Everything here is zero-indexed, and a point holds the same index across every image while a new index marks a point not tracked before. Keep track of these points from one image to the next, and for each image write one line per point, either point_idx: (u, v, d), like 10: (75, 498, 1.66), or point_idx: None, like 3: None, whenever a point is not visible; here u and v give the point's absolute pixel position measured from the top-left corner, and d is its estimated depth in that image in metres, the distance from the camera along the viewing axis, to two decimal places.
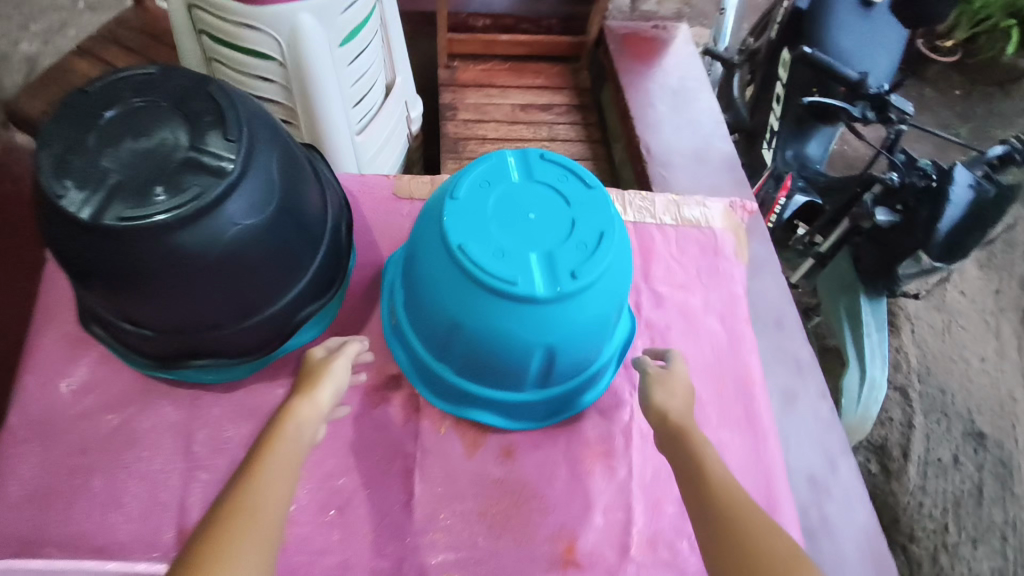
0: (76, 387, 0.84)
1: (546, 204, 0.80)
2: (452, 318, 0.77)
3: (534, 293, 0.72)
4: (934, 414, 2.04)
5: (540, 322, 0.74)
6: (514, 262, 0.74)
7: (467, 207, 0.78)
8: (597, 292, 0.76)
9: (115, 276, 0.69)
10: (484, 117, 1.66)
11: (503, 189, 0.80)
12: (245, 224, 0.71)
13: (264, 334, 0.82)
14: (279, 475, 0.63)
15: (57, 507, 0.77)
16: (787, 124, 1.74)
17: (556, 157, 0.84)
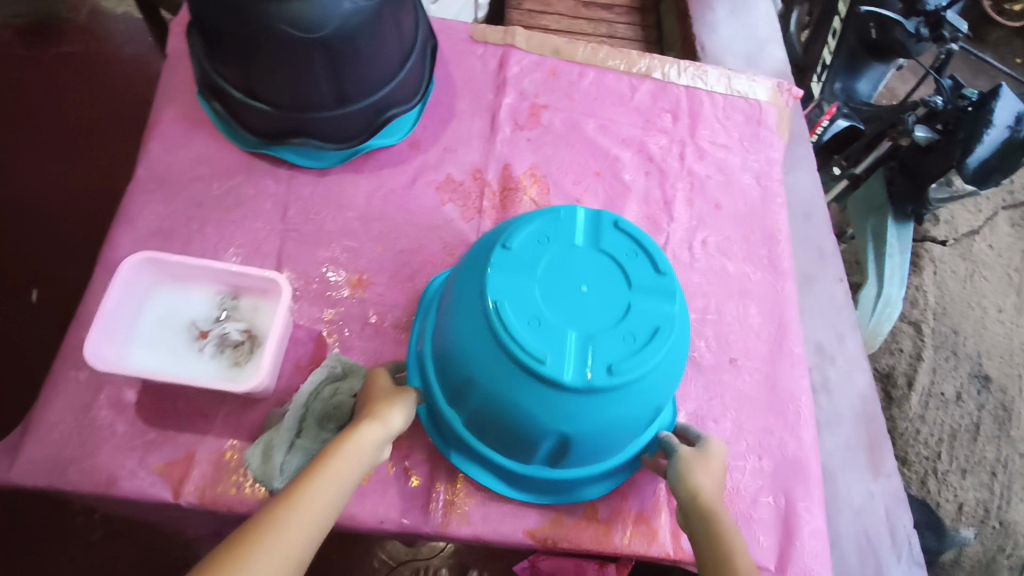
0: (192, 157, 0.96)
1: (605, 279, 0.69)
2: (472, 377, 0.70)
3: (562, 380, 0.64)
4: (943, 351, 1.97)
5: (561, 410, 0.67)
6: (549, 337, 0.65)
7: (516, 262, 0.69)
8: (631, 392, 0.68)
9: (248, 41, 0.82)
10: (547, 9, 1.73)
11: (563, 251, 0.70)
12: (359, 7, 0.81)
13: (358, 125, 0.95)
14: (297, 522, 0.56)
15: (177, 244, 0.91)
16: (840, 57, 1.78)
17: (630, 226, 0.73)
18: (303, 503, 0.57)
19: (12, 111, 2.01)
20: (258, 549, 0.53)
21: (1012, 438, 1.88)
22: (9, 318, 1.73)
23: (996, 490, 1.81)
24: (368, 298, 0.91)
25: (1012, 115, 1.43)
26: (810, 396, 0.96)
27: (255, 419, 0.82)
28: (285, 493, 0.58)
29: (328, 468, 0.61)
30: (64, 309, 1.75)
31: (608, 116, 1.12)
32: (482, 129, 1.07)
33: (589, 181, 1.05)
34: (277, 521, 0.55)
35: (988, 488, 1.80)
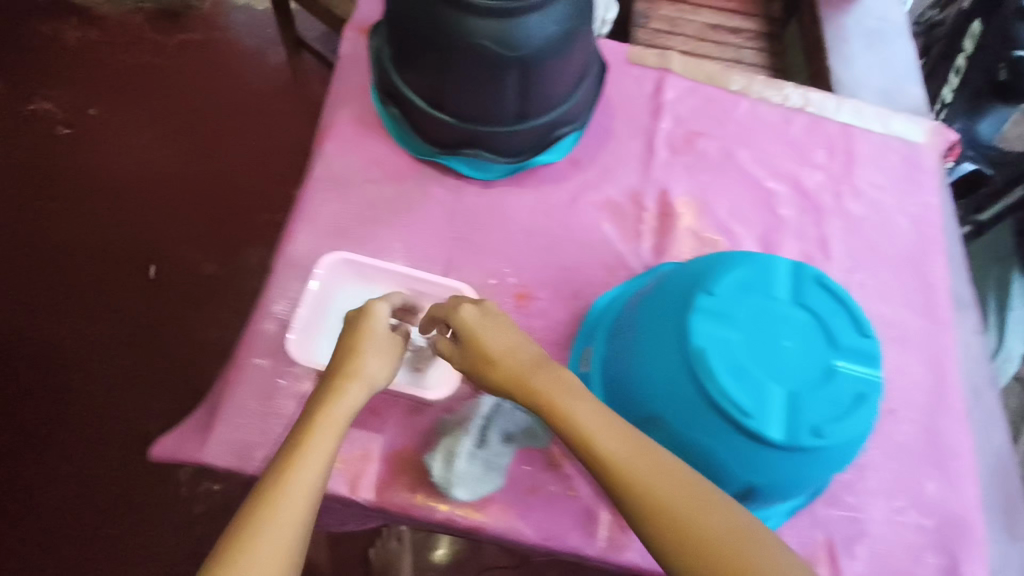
0: (366, 160, 0.99)
1: (809, 336, 0.67)
2: (659, 415, 0.70)
3: (768, 436, 0.63)
4: None
5: (756, 463, 0.65)
6: (756, 391, 0.64)
7: (720, 310, 0.67)
8: (828, 456, 0.66)
9: (446, 56, 0.83)
10: (675, 30, 1.74)
11: (766, 302, 0.68)
12: (556, 31, 0.82)
13: (528, 141, 0.96)
14: (306, 475, 0.65)
15: (352, 244, 0.94)
16: (961, 99, 1.61)
17: (832, 283, 0.70)
18: (307, 457, 0.66)
19: (137, 92, 2.04)
20: (283, 498, 0.63)
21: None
22: (131, 292, 1.81)
23: None
24: (531, 312, 0.92)
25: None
26: (972, 455, 0.93)
27: (423, 422, 0.83)
28: (289, 449, 0.67)
29: (322, 421, 0.69)
30: (183, 288, 1.83)
31: (762, 147, 1.10)
32: (639, 151, 1.06)
33: (745, 213, 1.05)
34: (290, 477, 0.65)
35: None
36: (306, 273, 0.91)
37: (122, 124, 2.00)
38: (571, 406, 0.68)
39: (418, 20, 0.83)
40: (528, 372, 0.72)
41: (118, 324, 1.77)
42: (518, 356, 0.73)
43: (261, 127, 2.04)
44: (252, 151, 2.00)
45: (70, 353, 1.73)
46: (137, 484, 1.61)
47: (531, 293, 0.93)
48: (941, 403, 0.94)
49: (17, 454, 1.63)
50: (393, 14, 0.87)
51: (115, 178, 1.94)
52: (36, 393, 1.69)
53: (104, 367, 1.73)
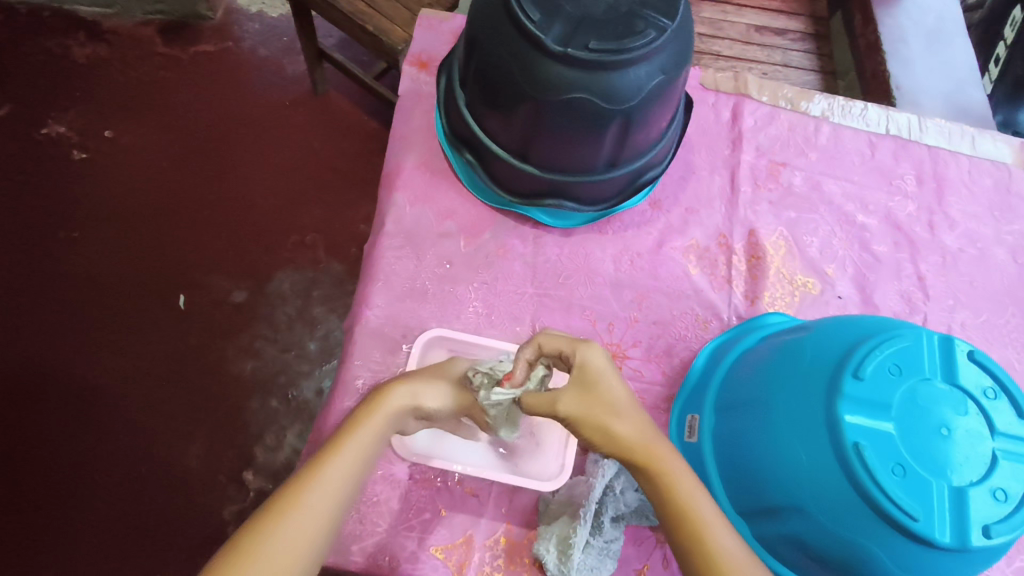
0: (440, 212, 0.93)
1: (969, 423, 0.62)
2: (801, 507, 0.65)
3: (935, 539, 0.58)
4: None
5: (915, 564, 0.60)
6: (919, 490, 0.59)
7: (871, 397, 0.62)
8: (991, 552, 0.61)
9: (543, 108, 0.77)
10: (719, 33, 1.65)
11: (920, 386, 0.63)
12: (661, 79, 0.76)
13: (615, 188, 0.90)
14: (332, 473, 0.57)
15: (431, 305, 0.88)
16: (1003, 86, 1.62)
17: (985, 358, 0.65)
18: (341, 454, 0.59)
19: (135, 99, 1.86)
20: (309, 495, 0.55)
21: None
22: (129, 320, 1.61)
23: None
24: (626, 373, 0.87)
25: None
26: None
27: (524, 502, 0.79)
28: (323, 450, 0.60)
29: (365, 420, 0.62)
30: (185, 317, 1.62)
31: (849, 177, 1.05)
32: (722, 188, 1.01)
33: (836, 251, 0.99)
34: (317, 476, 0.57)
35: None
36: (388, 341, 0.85)
37: (136, 144, 1.81)
38: (667, 459, 0.61)
39: (511, 70, 0.76)
40: (644, 437, 0.62)
41: (114, 359, 1.56)
42: (638, 419, 0.63)
43: (268, 132, 1.86)
44: (260, 161, 1.82)
45: (89, 400, 1.52)
46: (177, 545, 1.43)
47: (624, 353, 0.87)
48: None
49: (34, 517, 1.42)
50: (479, 61, 0.80)
51: (110, 193, 1.74)
52: (53, 447, 1.48)
53: (100, 407, 1.52)
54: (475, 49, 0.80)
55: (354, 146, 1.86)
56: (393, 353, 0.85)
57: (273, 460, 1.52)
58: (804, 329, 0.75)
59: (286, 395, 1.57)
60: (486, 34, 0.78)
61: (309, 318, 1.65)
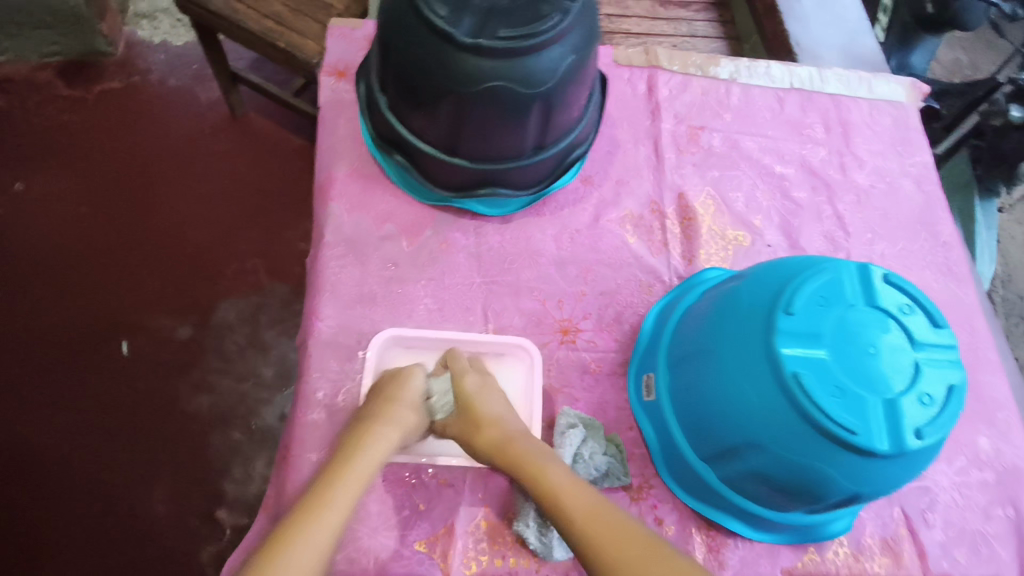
0: (377, 215, 0.94)
1: (893, 339, 0.67)
2: (756, 440, 0.69)
3: (875, 449, 0.63)
4: (1014, 316, 2.21)
5: (861, 474, 0.66)
6: (855, 405, 0.64)
7: (802, 328, 0.66)
8: (926, 454, 0.67)
9: (460, 99, 0.78)
10: (626, 12, 1.71)
11: (846, 312, 0.68)
12: (575, 56, 0.79)
13: (546, 171, 0.93)
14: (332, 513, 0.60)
15: (382, 309, 0.88)
16: (893, 36, 1.83)
17: (899, 278, 0.71)
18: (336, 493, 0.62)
19: (44, 146, 1.78)
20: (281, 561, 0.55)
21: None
22: (72, 373, 1.54)
23: None
24: (580, 345, 0.90)
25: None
26: (1011, 400, 0.96)
27: (500, 485, 0.80)
28: (318, 489, 0.63)
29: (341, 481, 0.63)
30: (130, 361, 1.57)
31: (763, 132, 1.10)
32: (648, 157, 1.05)
33: (762, 203, 1.04)
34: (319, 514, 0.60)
35: None
36: (343, 350, 0.85)
37: (51, 191, 1.73)
38: (547, 472, 0.67)
39: (428, 66, 0.77)
40: (498, 443, 0.71)
41: (58, 416, 1.50)
42: (501, 437, 0.72)
43: (192, 163, 1.81)
44: (187, 192, 1.77)
45: (41, 463, 1.46)
46: None
47: (576, 328, 0.90)
48: (976, 361, 0.97)
49: None
50: (394, 60, 0.81)
51: (29, 247, 1.67)
52: (10, 519, 1.41)
53: (51, 467, 1.46)
54: (390, 49, 0.81)
55: (285, 165, 1.83)
56: (350, 361, 0.85)
57: (245, 492, 1.49)
58: (739, 277, 0.79)
59: (249, 425, 1.54)
60: (397, 30, 0.79)
61: (261, 344, 1.63)
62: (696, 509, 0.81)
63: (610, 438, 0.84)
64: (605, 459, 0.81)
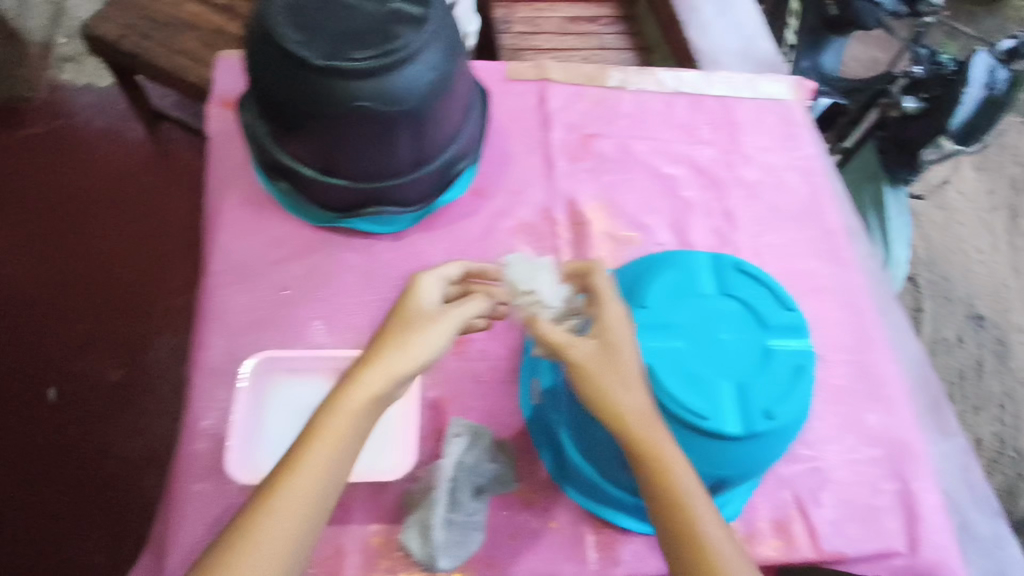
0: (265, 240, 0.93)
1: (739, 325, 0.71)
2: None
3: (725, 432, 0.65)
4: (941, 297, 2.26)
5: (721, 460, 0.68)
6: (704, 391, 0.67)
7: (655, 319, 0.70)
8: (783, 434, 0.69)
9: (327, 121, 0.80)
10: (536, 29, 1.75)
11: (696, 301, 0.72)
12: (439, 72, 0.81)
13: (431, 185, 0.95)
14: (299, 474, 0.59)
15: (271, 334, 0.88)
16: (804, 38, 1.96)
17: (750, 267, 0.75)
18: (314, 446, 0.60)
19: None
20: (244, 562, 0.56)
21: (1011, 368, 2.18)
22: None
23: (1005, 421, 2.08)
24: (472, 355, 0.92)
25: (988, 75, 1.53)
26: (897, 377, 1.00)
27: (391, 499, 0.82)
28: (295, 443, 0.61)
29: (318, 445, 0.60)
30: (53, 409, 1.53)
31: (653, 135, 1.13)
32: (540, 166, 1.07)
33: (654, 203, 1.07)
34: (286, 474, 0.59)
35: (1000, 420, 2.08)
36: (231, 378, 0.85)
37: None
38: (622, 402, 0.62)
39: (291, 92, 0.79)
40: (580, 364, 0.64)
41: None
42: (579, 354, 0.64)
43: (113, 202, 1.78)
44: (109, 232, 1.74)
45: None
46: None
47: (467, 338, 0.92)
48: (863, 341, 1.01)
49: None
50: (263, 88, 0.82)
51: None
52: None
53: None
54: (257, 79, 0.83)
55: None
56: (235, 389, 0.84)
57: None
58: None
59: None
60: (261, 59, 0.80)
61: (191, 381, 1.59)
62: (587, 508, 0.83)
63: (500, 444, 0.85)
64: (492, 466, 0.82)
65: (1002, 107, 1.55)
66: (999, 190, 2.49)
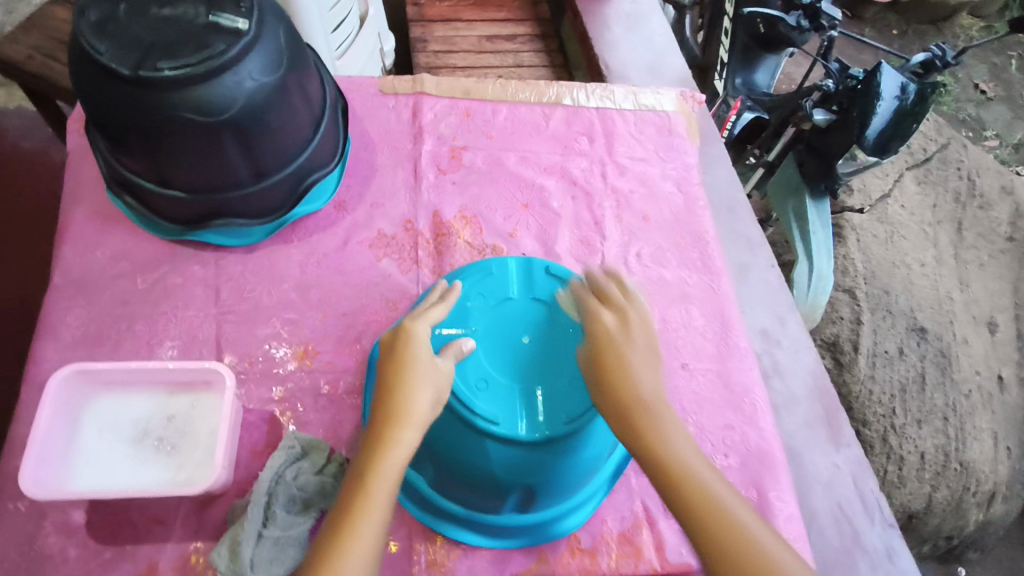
0: (111, 254, 0.94)
1: (543, 327, 0.81)
2: (439, 438, 0.77)
3: (516, 437, 0.74)
4: (879, 311, 1.89)
5: (518, 461, 0.75)
6: (498, 400, 0.76)
7: (463, 323, 0.80)
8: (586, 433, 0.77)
9: (146, 133, 0.79)
10: (452, 48, 1.77)
11: (503, 304, 0.83)
12: (262, 81, 0.80)
13: (280, 197, 0.93)
14: (355, 561, 0.55)
15: (106, 347, 0.88)
16: (735, 55, 1.83)
17: (559, 270, 0.87)
18: (356, 534, 0.57)
19: None
20: None
21: (956, 382, 1.83)
22: None
23: (950, 434, 1.77)
24: (317, 367, 0.90)
25: (896, 86, 1.46)
26: (761, 386, 1.00)
27: (216, 517, 0.79)
28: (338, 525, 0.58)
29: (362, 513, 0.58)
30: None
31: (526, 147, 1.14)
32: (406, 179, 1.07)
33: (519, 214, 1.07)
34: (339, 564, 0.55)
35: (943, 433, 1.76)
36: None
37: None
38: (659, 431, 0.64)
39: (109, 105, 0.78)
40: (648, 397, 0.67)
41: None
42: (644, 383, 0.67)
43: None
44: None
45: None
46: None
47: (313, 351, 0.91)
48: (723, 350, 1.00)
49: None
50: (84, 101, 0.81)
51: None
52: None
53: None
54: (76, 89, 0.81)
55: None
56: None
57: None
58: None
59: None
60: (78, 70, 0.79)
61: None
62: (420, 520, 0.82)
63: (334, 456, 0.82)
64: (316, 479, 0.79)
65: (916, 118, 1.47)
66: (942, 204, 2.16)
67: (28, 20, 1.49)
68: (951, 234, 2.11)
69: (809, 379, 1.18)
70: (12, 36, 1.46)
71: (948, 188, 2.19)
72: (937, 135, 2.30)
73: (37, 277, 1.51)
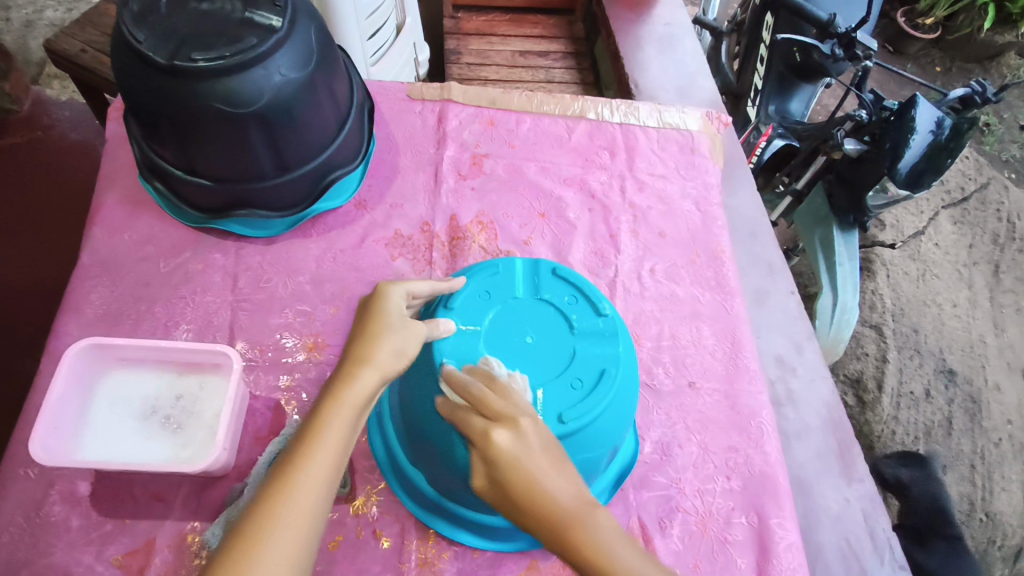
0: (139, 238, 0.98)
1: (547, 327, 0.81)
2: (437, 432, 0.77)
3: None
4: (907, 350, 1.84)
5: None
6: None
7: (466, 319, 0.81)
8: (587, 435, 0.76)
9: (177, 122, 0.82)
10: (486, 61, 1.80)
11: (508, 302, 0.83)
12: (291, 77, 0.83)
13: (302, 191, 0.96)
14: (309, 475, 0.55)
15: (125, 325, 0.91)
16: (771, 82, 1.79)
17: (565, 272, 0.88)
18: (315, 451, 0.57)
19: None
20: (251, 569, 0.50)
21: (985, 429, 1.76)
22: None
23: (978, 482, 1.69)
24: (324, 360, 0.91)
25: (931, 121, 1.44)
26: (770, 410, 0.98)
27: (214, 499, 0.81)
28: (298, 441, 0.58)
29: (323, 431, 0.58)
30: None
31: (547, 158, 1.15)
32: (426, 182, 1.09)
33: (535, 223, 1.08)
34: (294, 475, 0.55)
35: (971, 481, 1.68)
36: None
37: None
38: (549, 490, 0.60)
39: (145, 93, 0.81)
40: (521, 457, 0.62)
41: None
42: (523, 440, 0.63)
43: None
44: None
45: None
46: None
47: (321, 343, 0.92)
48: (733, 372, 0.99)
49: None
50: (121, 88, 0.85)
51: None
52: None
53: None
54: (116, 78, 0.85)
55: None
56: None
57: None
58: None
59: None
60: (119, 56, 0.83)
61: None
62: (417, 516, 0.82)
63: None
64: None
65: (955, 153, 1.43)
66: (979, 244, 2.11)
67: (84, 16, 1.57)
68: (988, 276, 2.04)
69: (823, 409, 1.15)
70: (67, 31, 1.54)
71: (986, 229, 2.13)
72: (977, 175, 2.24)
73: (70, 259, 1.56)
